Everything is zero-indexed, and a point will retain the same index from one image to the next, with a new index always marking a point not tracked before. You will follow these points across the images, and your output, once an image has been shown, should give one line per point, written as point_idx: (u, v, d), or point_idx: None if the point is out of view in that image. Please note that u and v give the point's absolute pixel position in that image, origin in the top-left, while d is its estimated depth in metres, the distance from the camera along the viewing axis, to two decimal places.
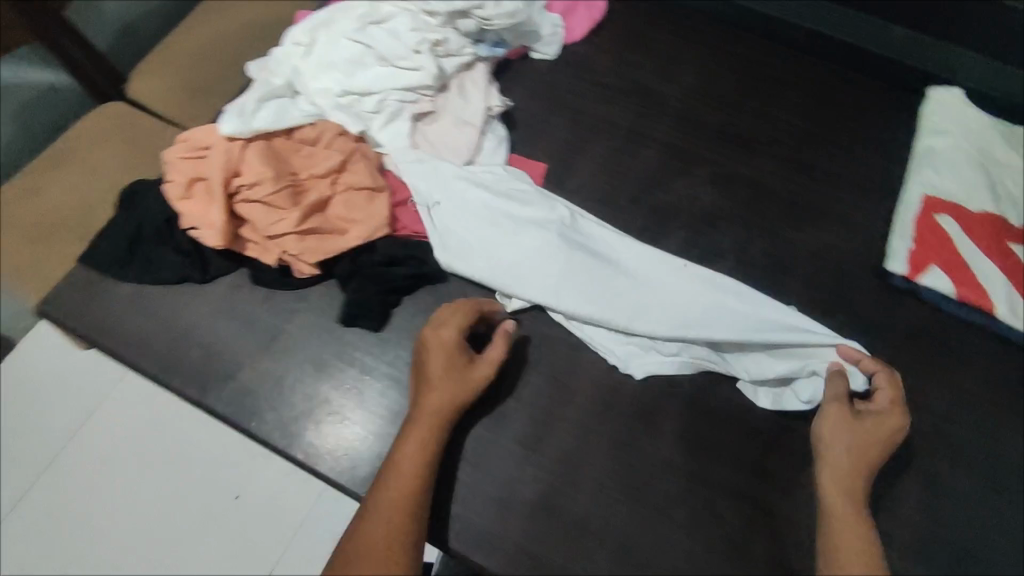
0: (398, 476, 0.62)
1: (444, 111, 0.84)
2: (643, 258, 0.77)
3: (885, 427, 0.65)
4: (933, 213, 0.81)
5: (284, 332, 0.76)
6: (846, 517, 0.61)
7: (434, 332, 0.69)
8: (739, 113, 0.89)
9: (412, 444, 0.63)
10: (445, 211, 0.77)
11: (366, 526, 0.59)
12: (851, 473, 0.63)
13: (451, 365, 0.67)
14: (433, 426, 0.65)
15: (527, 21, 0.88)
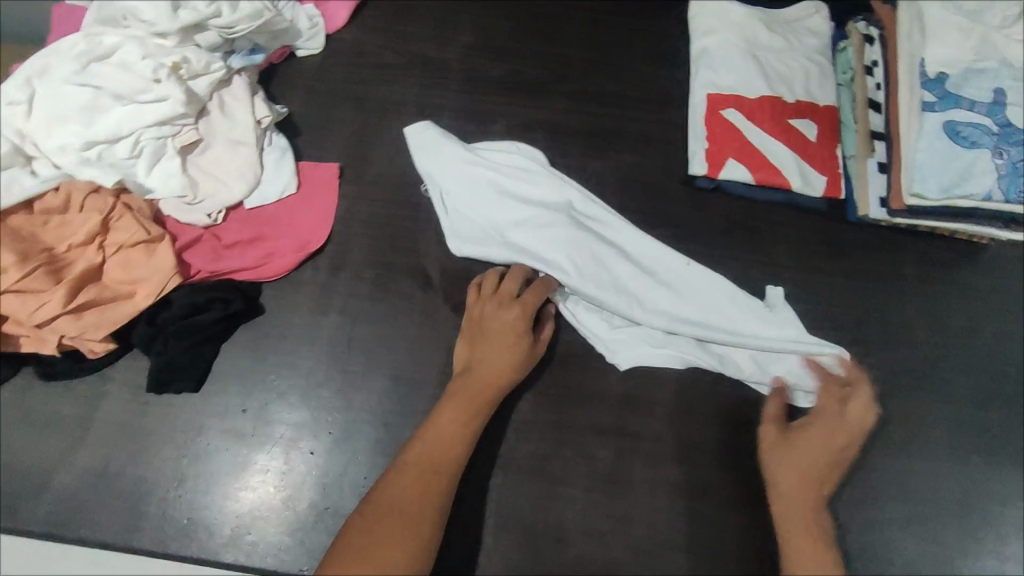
0: (438, 443, 0.63)
1: (211, 136, 0.77)
2: (654, 250, 0.76)
3: (832, 438, 0.65)
4: (719, 110, 0.83)
5: (92, 422, 0.68)
6: (804, 549, 0.60)
7: (500, 310, 0.69)
8: (521, 61, 0.88)
9: (457, 415, 0.64)
10: (456, 196, 0.78)
11: (393, 484, 0.60)
12: (806, 502, 0.63)
13: (516, 345, 0.67)
14: (479, 404, 0.65)
15: (277, 19, 0.82)
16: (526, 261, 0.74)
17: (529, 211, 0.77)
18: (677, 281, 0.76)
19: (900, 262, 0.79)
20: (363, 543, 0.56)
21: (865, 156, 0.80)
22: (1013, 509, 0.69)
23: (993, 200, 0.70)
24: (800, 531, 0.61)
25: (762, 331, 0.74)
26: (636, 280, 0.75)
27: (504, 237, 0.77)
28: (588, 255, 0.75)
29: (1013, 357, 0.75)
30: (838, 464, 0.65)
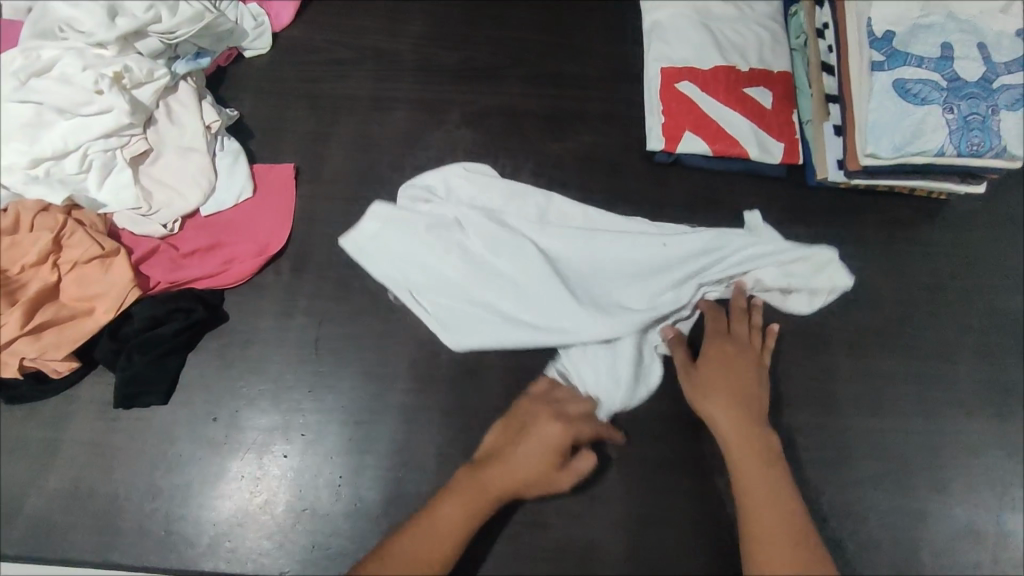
0: (442, 529, 0.59)
1: (161, 145, 0.76)
2: (610, 241, 0.73)
3: (734, 357, 0.68)
4: (673, 83, 0.83)
5: (62, 442, 0.68)
6: (753, 470, 0.62)
7: (549, 420, 0.65)
8: (473, 47, 0.87)
9: (466, 511, 0.60)
10: (415, 278, 0.73)
11: (427, 523, 0.59)
12: (739, 425, 0.64)
13: (547, 468, 0.63)
14: (488, 501, 0.61)
15: (219, 20, 0.79)
16: (504, 315, 0.71)
17: (489, 266, 0.73)
18: (646, 261, 0.73)
19: (860, 224, 0.79)
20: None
21: (821, 120, 0.80)
22: (981, 454, 0.70)
23: (946, 155, 0.70)
24: (743, 454, 0.63)
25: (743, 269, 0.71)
26: (616, 288, 0.72)
27: (490, 310, 0.71)
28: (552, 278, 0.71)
29: (977, 311, 0.75)
30: (753, 380, 0.67)
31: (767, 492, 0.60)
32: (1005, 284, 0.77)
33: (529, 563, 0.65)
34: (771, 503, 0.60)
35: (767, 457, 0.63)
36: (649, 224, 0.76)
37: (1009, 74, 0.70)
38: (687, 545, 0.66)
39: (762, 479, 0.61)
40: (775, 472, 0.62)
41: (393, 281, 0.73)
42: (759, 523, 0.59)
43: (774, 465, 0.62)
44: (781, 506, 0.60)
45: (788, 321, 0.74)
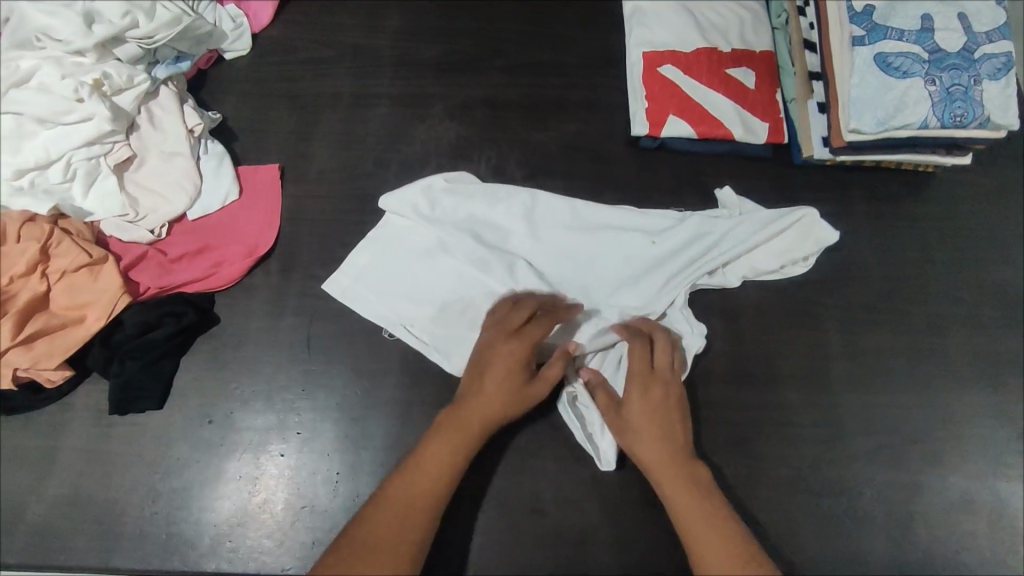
0: (426, 470, 0.59)
1: (145, 151, 0.75)
2: (602, 242, 0.74)
3: (655, 394, 0.64)
4: (655, 67, 0.82)
5: (59, 451, 0.68)
6: (690, 512, 0.59)
7: (502, 341, 0.65)
8: (454, 40, 0.87)
9: (449, 450, 0.60)
10: (405, 310, 0.72)
11: (406, 478, 0.58)
12: (669, 466, 0.61)
13: (518, 386, 0.63)
14: (474, 434, 0.61)
15: (197, 23, 0.79)
16: None
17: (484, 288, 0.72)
18: (638, 257, 0.73)
19: (848, 200, 0.79)
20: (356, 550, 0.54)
21: (805, 97, 0.79)
22: (974, 424, 0.70)
23: (930, 127, 0.70)
24: (678, 498, 0.60)
25: (738, 248, 0.72)
26: (613, 294, 0.72)
27: None
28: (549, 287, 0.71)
29: (966, 282, 0.75)
30: (676, 414, 0.64)
31: (706, 533, 0.57)
32: (994, 254, 0.77)
33: (527, 551, 0.65)
34: (711, 547, 0.57)
35: (701, 493, 0.60)
36: (636, 218, 0.75)
37: (990, 43, 0.70)
38: None
39: (698, 522, 0.58)
40: (712, 509, 0.59)
41: (385, 318, 0.72)
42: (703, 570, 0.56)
43: (709, 500, 0.60)
44: (722, 547, 0.57)
45: (778, 300, 0.74)
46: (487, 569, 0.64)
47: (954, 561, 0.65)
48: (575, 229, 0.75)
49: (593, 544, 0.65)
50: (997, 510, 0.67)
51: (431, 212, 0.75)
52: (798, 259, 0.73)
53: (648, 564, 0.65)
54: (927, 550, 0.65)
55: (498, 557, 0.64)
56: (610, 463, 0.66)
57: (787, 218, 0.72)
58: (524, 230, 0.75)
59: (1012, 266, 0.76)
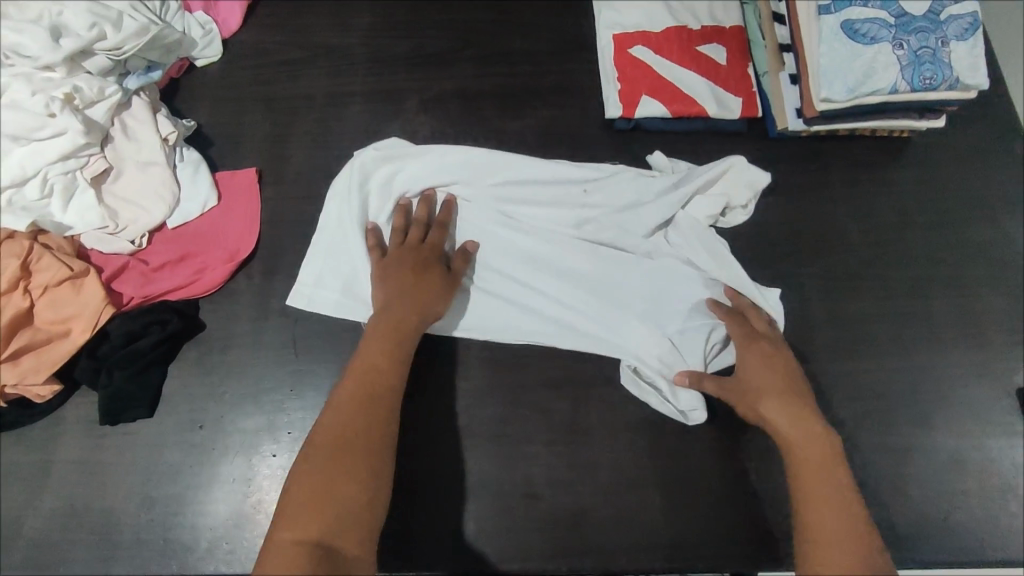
0: (369, 367, 0.62)
1: (121, 163, 0.75)
2: (541, 198, 0.76)
3: (773, 360, 0.64)
4: (626, 49, 0.82)
5: (53, 464, 0.69)
6: (813, 476, 0.57)
7: (409, 247, 0.70)
8: (424, 33, 0.87)
9: (384, 346, 0.64)
10: (373, 297, 0.73)
11: (355, 385, 0.61)
12: (798, 428, 0.60)
13: (427, 279, 0.68)
14: (409, 324, 0.65)
15: (166, 32, 0.79)
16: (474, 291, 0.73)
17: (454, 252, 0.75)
18: (572, 210, 0.75)
19: (825, 170, 0.79)
20: (325, 455, 0.56)
21: (777, 70, 0.79)
22: (959, 384, 0.70)
23: (901, 92, 0.70)
24: (803, 460, 0.58)
25: (669, 201, 0.74)
26: (578, 249, 0.75)
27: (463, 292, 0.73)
28: (499, 257, 0.74)
29: (946, 244, 0.76)
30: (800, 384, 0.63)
31: (829, 498, 0.56)
32: (973, 215, 0.77)
33: (521, 535, 0.65)
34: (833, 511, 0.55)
35: (828, 459, 0.58)
36: (591, 175, 0.76)
37: (955, 4, 0.70)
38: (679, 502, 0.66)
39: (822, 485, 0.57)
40: (838, 480, 0.57)
41: (356, 308, 0.73)
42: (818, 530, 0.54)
43: (834, 468, 0.58)
44: (846, 526, 0.54)
45: (758, 274, 0.75)
46: (484, 555, 0.64)
47: (946, 520, 0.66)
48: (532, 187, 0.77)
49: (585, 524, 0.66)
50: (988, 468, 0.67)
51: (395, 188, 0.77)
52: (737, 206, 0.75)
53: (642, 541, 0.65)
54: (919, 512, 0.66)
55: (493, 544, 0.65)
56: (696, 416, 0.67)
57: (716, 167, 0.74)
58: (465, 190, 0.77)
59: (991, 225, 0.76)
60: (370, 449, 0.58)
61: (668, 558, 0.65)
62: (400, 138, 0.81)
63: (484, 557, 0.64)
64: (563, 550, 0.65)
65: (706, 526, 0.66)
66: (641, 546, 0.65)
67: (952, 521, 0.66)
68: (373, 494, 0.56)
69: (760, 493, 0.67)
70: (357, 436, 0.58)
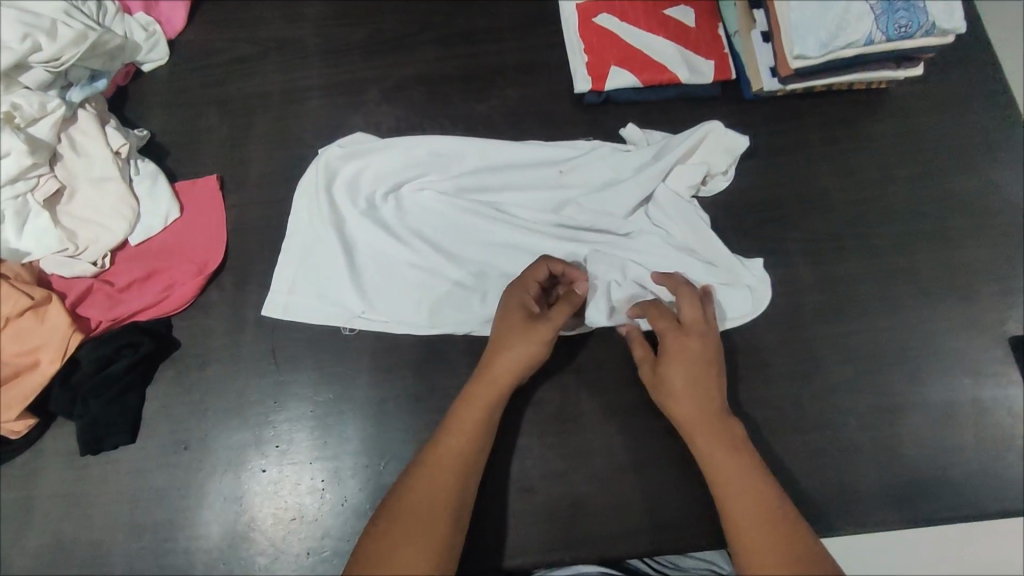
0: (464, 426, 0.59)
1: (73, 181, 0.70)
2: (513, 184, 0.74)
3: (687, 350, 0.60)
4: (590, 18, 0.79)
5: (35, 499, 0.67)
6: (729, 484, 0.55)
7: (506, 293, 0.65)
8: (378, 19, 0.83)
9: (484, 399, 0.60)
10: (352, 300, 0.71)
11: (445, 443, 0.59)
12: (708, 429, 0.58)
13: (527, 323, 0.62)
14: (500, 385, 0.61)
15: (109, 36, 0.74)
16: (455, 283, 0.71)
17: (432, 245, 0.72)
18: (550, 192, 0.73)
19: (803, 129, 0.77)
20: (403, 521, 0.54)
21: (748, 29, 0.76)
22: (950, 339, 0.69)
23: (876, 43, 0.68)
24: (718, 468, 0.56)
25: (647, 177, 0.71)
26: (559, 231, 0.72)
27: (444, 285, 0.71)
28: (475, 249, 0.72)
29: (929, 196, 0.74)
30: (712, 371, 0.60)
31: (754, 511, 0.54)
32: (955, 164, 0.75)
33: (521, 531, 0.64)
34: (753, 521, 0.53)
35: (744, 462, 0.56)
36: (564, 153, 0.75)
37: None
38: (678, 480, 0.66)
39: (742, 493, 0.55)
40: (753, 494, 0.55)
41: (335, 313, 0.71)
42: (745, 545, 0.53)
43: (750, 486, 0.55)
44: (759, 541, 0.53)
45: (741, 242, 0.73)
46: (484, 553, 0.63)
47: (943, 476, 0.65)
48: (506, 169, 0.75)
49: (586, 513, 0.65)
50: (981, 420, 0.67)
51: (366, 183, 0.74)
52: (717, 172, 0.73)
53: (644, 525, 0.64)
54: (916, 469, 0.65)
55: (493, 541, 0.64)
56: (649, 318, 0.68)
57: (693, 136, 0.71)
58: (437, 180, 0.74)
59: (974, 173, 0.75)
60: (450, 519, 0.55)
61: (670, 538, 0.64)
62: (364, 133, 0.78)
63: (485, 556, 0.63)
64: (566, 541, 0.64)
65: (707, 502, 0.65)
66: (642, 529, 0.64)
67: (950, 476, 0.65)
68: (442, 568, 0.53)
69: None
70: (439, 502, 0.55)
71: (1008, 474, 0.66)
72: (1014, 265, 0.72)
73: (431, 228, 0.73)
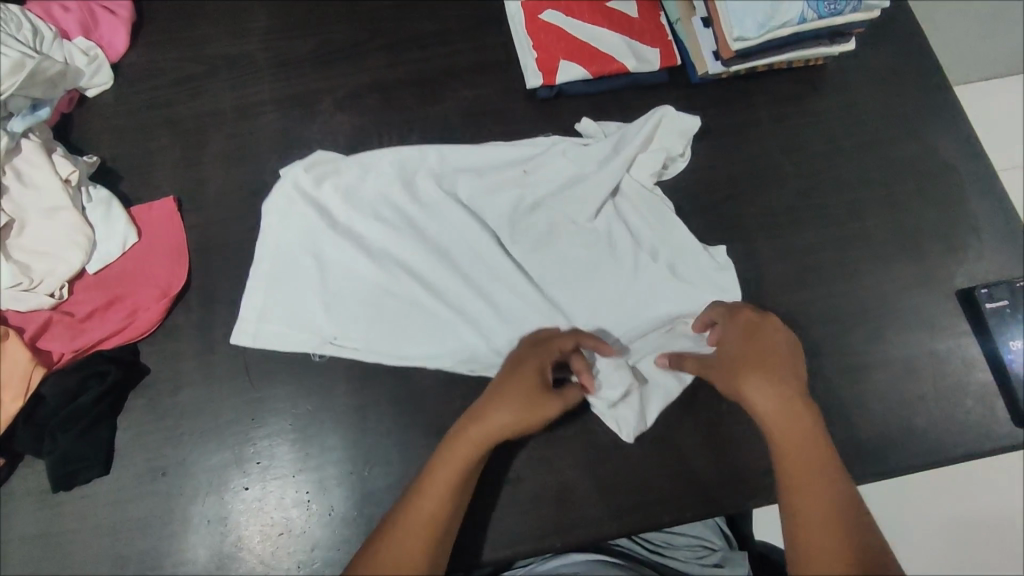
0: (441, 484, 0.58)
1: (23, 213, 0.68)
2: (481, 186, 0.75)
3: (765, 343, 0.63)
4: (537, 15, 0.80)
5: (7, 543, 0.64)
6: (801, 476, 0.59)
7: (528, 352, 0.64)
8: (327, 29, 0.83)
9: (465, 456, 0.59)
10: (326, 327, 0.70)
11: (420, 504, 0.58)
12: (788, 416, 0.60)
13: (535, 397, 0.60)
14: (474, 450, 0.59)
15: (49, 64, 0.71)
16: (430, 297, 0.71)
17: (402, 262, 0.72)
18: (515, 194, 0.74)
19: (751, 109, 0.80)
20: None
21: (689, 16, 0.79)
22: (904, 295, 0.73)
23: (809, 21, 0.71)
24: (788, 430, 0.60)
25: (612, 169, 0.73)
26: (529, 233, 0.74)
27: (420, 303, 0.71)
28: (444, 263, 0.72)
29: (871, 162, 0.78)
30: (792, 360, 0.63)
31: (822, 504, 0.57)
32: (891, 130, 0.79)
33: (512, 520, 0.65)
34: (823, 511, 0.57)
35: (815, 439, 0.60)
36: (523, 150, 0.76)
37: None
38: (661, 456, 0.67)
39: (815, 474, 0.58)
40: (817, 449, 0.59)
41: (311, 342, 0.70)
42: (811, 533, 0.56)
43: (819, 443, 0.60)
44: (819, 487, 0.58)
45: (701, 220, 0.75)
46: (478, 547, 0.64)
47: (908, 424, 0.69)
48: (469, 174, 0.75)
49: (575, 497, 0.66)
50: (938, 369, 0.71)
51: (329, 200, 0.74)
52: (675, 154, 0.75)
53: (632, 502, 0.66)
54: (884, 422, 0.69)
55: (486, 533, 0.64)
56: (633, 435, 0.65)
57: (648, 122, 0.73)
58: (400, 193, 0.74)
59: (910, 137, 0.79)
60: None
61: (658, 513, 0.66)
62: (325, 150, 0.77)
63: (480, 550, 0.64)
64: (558, 526, 0.65)
65: (691, 474, 0.67)
66: (630, 506, 0.66)
67: (916, 424, 0.69)
68: None
69: (736, 435, 0.68)
70: (409, 573, 0.56)
71: (968, 418, 0.69)
72: (955, 220, 0.76)
73: (403, 238, 0.73)
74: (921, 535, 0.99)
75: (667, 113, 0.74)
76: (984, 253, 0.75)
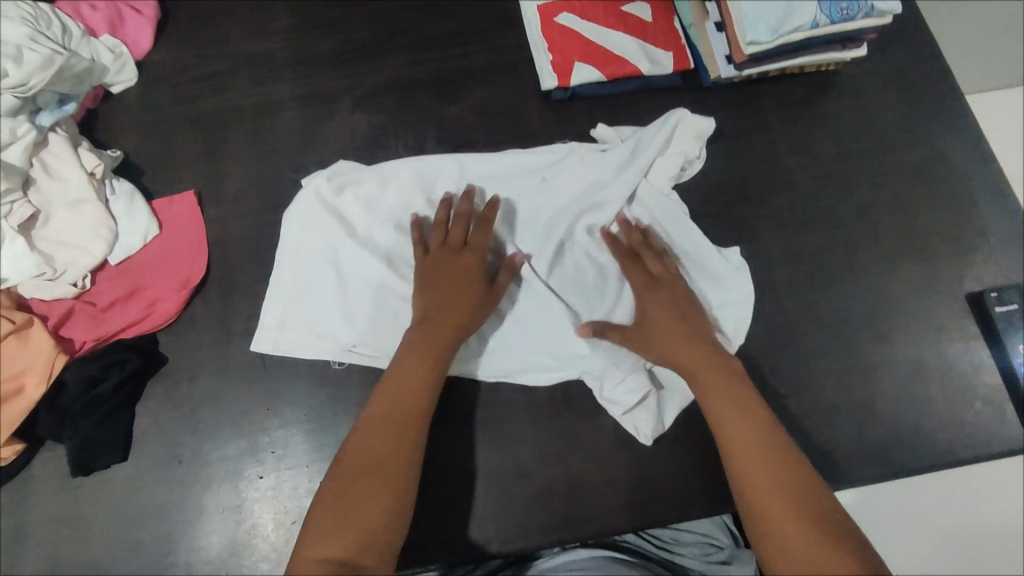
0: (397, 385, 0.62)
1: (49, 205, 0.69)
2: (499, 191, 0.76)
3: (667, 300, 0.68)
4: (552, 18, 0.82)
5: (27, 526, 0.65)
6: (729, 425, 0.61)
7: (452, 255, 0.69)
8: (346, 29, 0.84)
9: (421, 357, 0.64)
10: (346, 334, 0.71)
11: (381, 408, 0.61)
12: (704, 371, 0.64)
13: (477, 291, 0.67)
14: (430, 353, 0.64)
15: (76, 60, 0.73)
16: None
17: None
18: (534, 199, 0.75)
19: (762, 113, 0.81)
20: (352, 487, 0.58)
21: (703, 20, 0.80)
22: (913, 298, 0.74)
23: (821, 26, 0.72)
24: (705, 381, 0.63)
25: (630, 175, 0.74)
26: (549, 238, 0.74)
27: None
28: None
29: (882, 167, 0.78)
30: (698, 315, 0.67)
31: (753, 445, 0.59)
32: (902, 136, 0.80)
33: (522, 514, 0.65)
34: (754, 453, 0.59)
35: (732, 386, 0.63)
36: (543, 155, 0.76)
37: None
38: (670, 453, 0.68)
39: (739, 420, 0.61)
40: (738, 396, 0.62)
41: (330, 349, 0.71)
42: (749, 478, 0.58)
43: (739, 392, 0.62)
44: (748, 430, 0.60)
45: (712, 221, 0.76)
46: (488, 539, 0.65)
47: (916, 427, 0.69)
48: (489, 180, 0.76)
49: (584, 492, 0.66)
50: (947, 373, 0.71)
51: (349, 200, 0.75)
52: (692, 157, 0.76)
53: (641, 498, 0.66)
54: (892, 424, 0.69)
55: (496, 526, 0.65)
56: (650, 438, 0.67)
57: (666, 128, 0.74)
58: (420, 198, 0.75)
59: (921, 143, 0.80)
60: (399, 480, 0.58)
61: (666, 509, 0.66)
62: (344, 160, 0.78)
63: (489, 542, 0.65)
64: (567, 520, 0.65)
65: (700, 472, 0.68)
66: (639, 501, 0.66)
67: (925, 426, 0.69)
68: (395, 518, 0.57)
69: None
70: (383, 466, 0.59)
71: (976, 422, 0.70)
72: (965, 225, 0.77)
73: None
74: (928, 542, 0.98)
75: (682, 116, 0.75)
76: (994, 258, 0.76)
